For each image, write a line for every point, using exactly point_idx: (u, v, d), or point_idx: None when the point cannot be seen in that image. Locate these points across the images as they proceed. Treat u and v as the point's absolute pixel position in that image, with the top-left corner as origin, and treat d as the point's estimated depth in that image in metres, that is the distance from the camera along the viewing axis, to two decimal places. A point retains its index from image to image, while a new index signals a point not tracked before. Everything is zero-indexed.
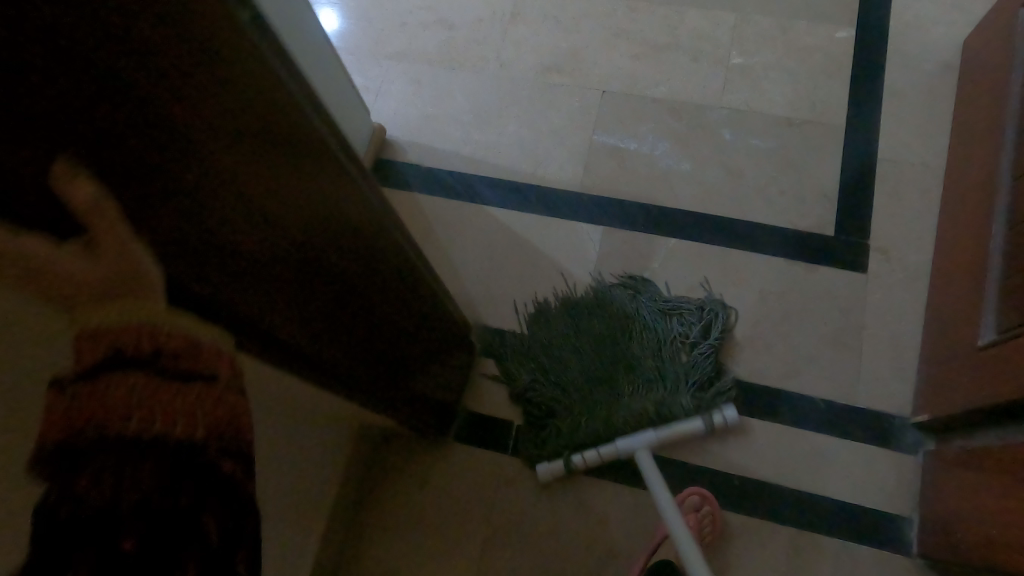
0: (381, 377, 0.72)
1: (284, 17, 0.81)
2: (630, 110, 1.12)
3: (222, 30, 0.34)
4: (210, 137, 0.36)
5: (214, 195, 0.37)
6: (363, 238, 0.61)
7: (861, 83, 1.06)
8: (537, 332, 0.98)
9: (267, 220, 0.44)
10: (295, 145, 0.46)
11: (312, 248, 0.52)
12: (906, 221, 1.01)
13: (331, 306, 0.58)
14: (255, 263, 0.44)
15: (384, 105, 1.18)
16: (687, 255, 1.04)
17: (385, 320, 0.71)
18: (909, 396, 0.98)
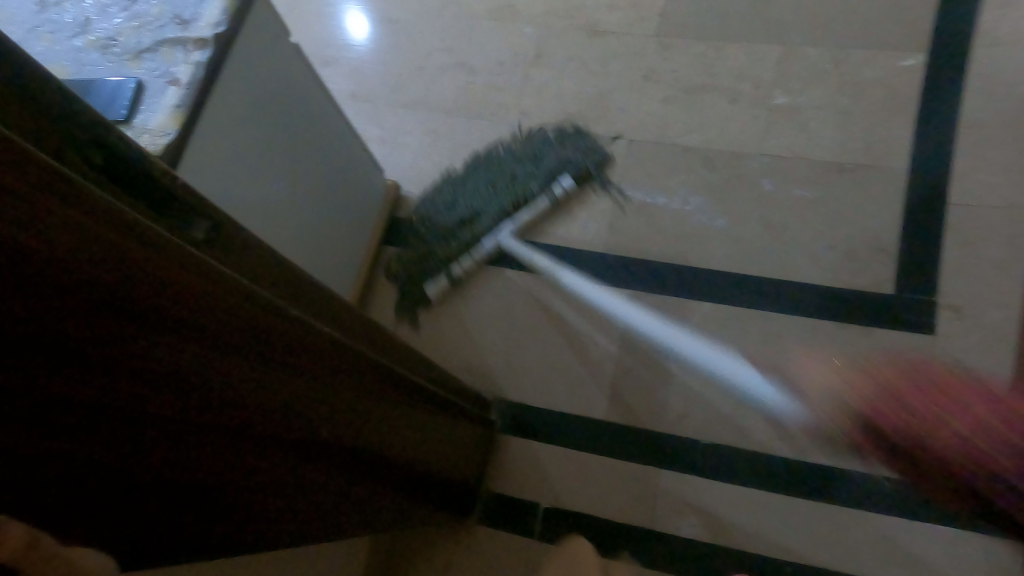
0: (399, 502, 0.71)
1: (291, 127, 0.85)
2: (660, 160, 1.02)
3: (147, 276, 0.32)
4: (185, 399, 0.37)
5: (200, 445, 0.39)
6: (368, 387, 0.59)
7: (925, 122, 0.95)
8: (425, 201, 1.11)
9: (266, 434, 0.45)
10: (297, 348, 0.47)
11: (299, 430, 0.49)
12: (979, 277, 0.90)
13: (335, 468, 0.56)
14: (220, 480, 0.42)
15: (400, 160, 1.16)
16: (722, 323, 0.96)
17: (404, 449, 0.69)
18: None
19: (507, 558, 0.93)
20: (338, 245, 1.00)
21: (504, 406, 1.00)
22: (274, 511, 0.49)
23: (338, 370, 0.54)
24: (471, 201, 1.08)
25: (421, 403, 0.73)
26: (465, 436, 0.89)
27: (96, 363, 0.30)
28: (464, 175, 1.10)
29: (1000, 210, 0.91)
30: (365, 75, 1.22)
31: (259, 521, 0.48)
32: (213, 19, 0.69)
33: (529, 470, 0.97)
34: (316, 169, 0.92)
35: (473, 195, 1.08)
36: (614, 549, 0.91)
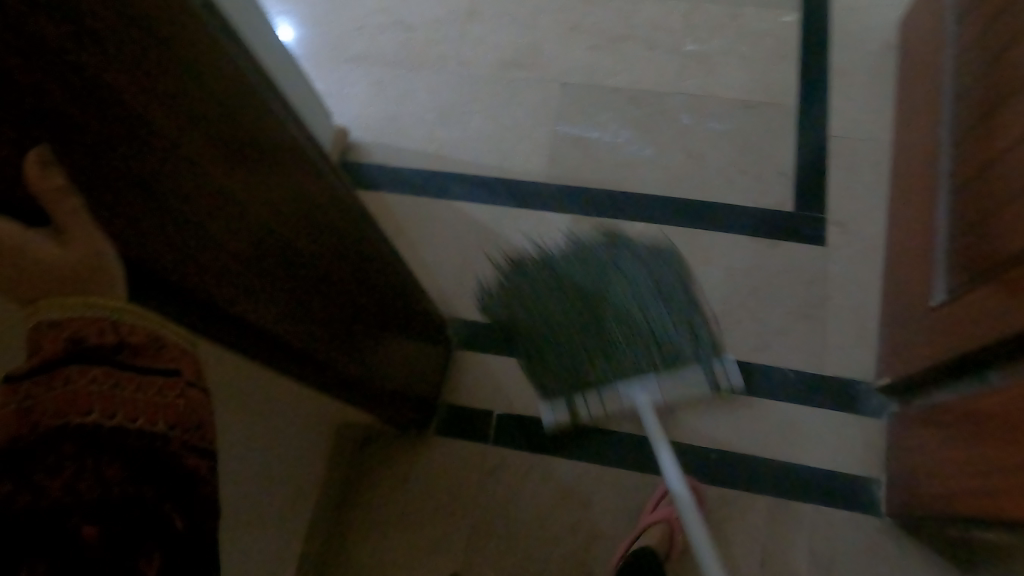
0: (362, 374, 0.75)
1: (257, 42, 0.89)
2: (590, 102, 1.13)
3: (183, 30, 0.36)
4: (203, 149, 0.39)
5: (211, 205, 0.41)
6: (339, 236, 0.64)
7: (806, 67, 1.13)
8: (507, 290, 0.96)
9: (259, 231, 0.47)
10: (279, 162, 0.50)
11: (290, 247, 0.53)
12: (858, 195, 1.07)
13: (315, 304, 0.60)
14: (233, 259, 0.44)
15: (346, 109, 1.20)
16: (653, 241, 1.06)
17: (366, 314, 0.74)
18: (871, 360, 1.01)
19: (463, 467, 0.96)
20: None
21: (458, 324, 1.05)
22: (266, 324, 0.50)
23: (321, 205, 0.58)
24: (594, 317, 0.91)
25: (381, 279, 0.78)
26: (415, 344, 0.92)
27: (137, 75, 0.33)
28: (592, 271, 0.95)
29: (870, 137, 1.09)
30: (308, 32, 1.26)
31: (253, 326, 0.49)
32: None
33: (482, 381, 1.01)
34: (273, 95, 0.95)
35: (585, 300, 0.92)
36: (559, 448, 0.97)
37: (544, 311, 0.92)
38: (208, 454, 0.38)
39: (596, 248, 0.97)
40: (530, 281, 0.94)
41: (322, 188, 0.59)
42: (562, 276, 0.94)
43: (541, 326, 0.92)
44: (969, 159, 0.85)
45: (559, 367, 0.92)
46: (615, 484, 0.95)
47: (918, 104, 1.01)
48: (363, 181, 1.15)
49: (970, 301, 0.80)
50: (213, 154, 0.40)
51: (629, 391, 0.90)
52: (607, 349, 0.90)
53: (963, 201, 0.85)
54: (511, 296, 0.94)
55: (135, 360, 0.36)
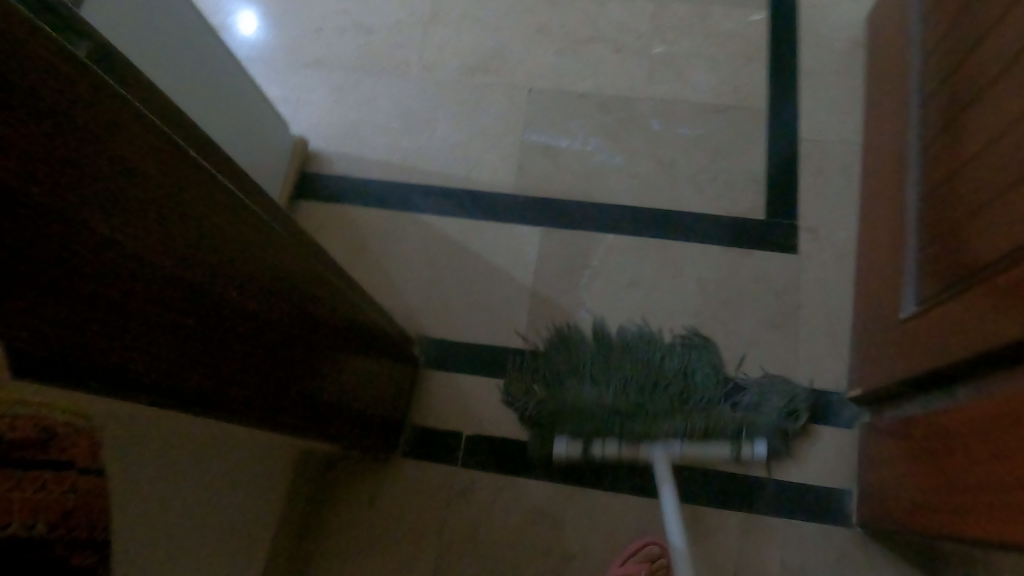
0: (316, 412, 0.72)
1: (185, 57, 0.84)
2: (557, 108, 1.10)
3: (21, 61, 0.34)
4: (55, 188, 0.36)
5: (106, 263, 0.40)
6: (284, 276, 0.61)
7: (776, 69, 1.10)
8: (552, 354, 1.00)
9: (174, 285, 0.46)
10: (209, 209, 0.49)
11: (212, 292, 0.50)
12: (828, 201, 1.05)
13: (251, 349, 0.57)
14: (125, 304, 0.42)
15: (304, 117, 1.15)
16: (623, 253, 1.04)
17: (321, 351, 0.71)
18: (842, 368, 1.00)
19: (432, 490, 0.94)
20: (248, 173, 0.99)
21: (425, 342, 1.02)
22: (184, 379, 0.49)
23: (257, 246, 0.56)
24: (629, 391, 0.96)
25: (337, 312, 0.75)
26: (385, 373, 0.90)
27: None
28: (645, 357, 0.99)
29: (841, 140, 1.07)
30: (261, 35, 1.21)
31: (168, 382, 0.48)
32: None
33: (450, 401, 0.99)
34: (213, 111, 0.90)
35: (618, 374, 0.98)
36: (531, 467, 0.95)
37: (611, 403, 0.95)
38: (97, 548, 0.36)
39: (656, 351, 0.99)
40: (590, 357, 0.99)
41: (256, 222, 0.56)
42: (619, 355, 0.99)
43: (589, 371, 0.98)
44: (938, 167, 0.83)
45: (597, 420, 0.94)
46: (585, 502, 0.93)
47: (886, 107, 0.99)
48: (323, 193, 1.10)
49: (937, 314, 0.79)
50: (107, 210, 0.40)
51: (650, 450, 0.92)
52: (638, 416, 0.94)
53: (931, 212, 0.83)
54: (553, 355, 0.99)
55: (20, 455, 0.32)
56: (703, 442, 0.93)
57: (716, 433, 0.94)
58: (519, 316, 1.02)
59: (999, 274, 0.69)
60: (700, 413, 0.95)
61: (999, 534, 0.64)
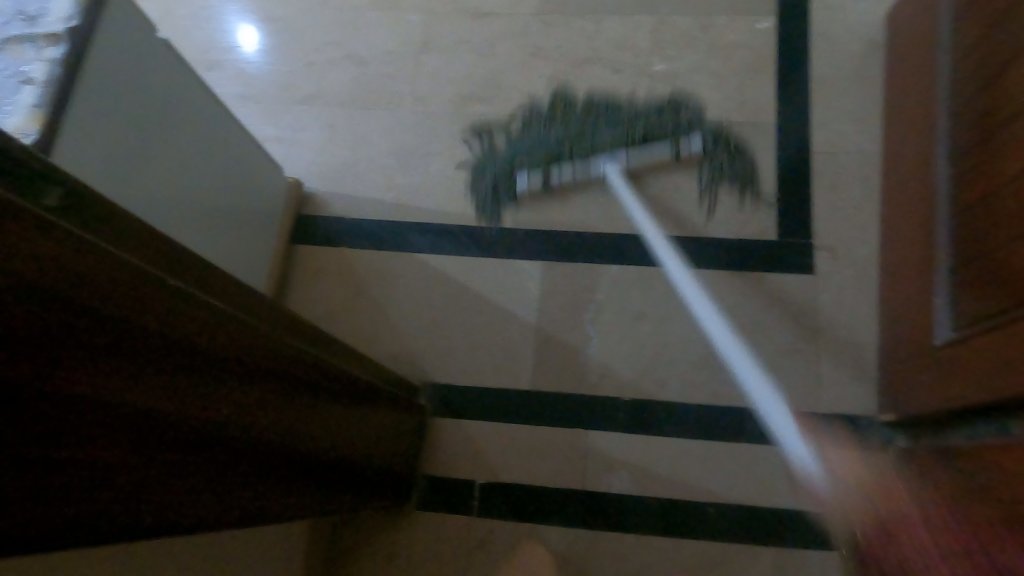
0: (332, 487, 0.71)
1: (179, 116, 0.81)
2: (556, 134, 1.06)
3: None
4: (24, 381, 0.34)
5: (123, 419, 0.41)
6: (279, 367, 0.59)
7: (785, 79, 1.05)
8: (523, 110, 1.07)
9: (187, 412, 0.47)
10: (203, 325, 0.49)
11: (207, 414, 0.49)
12: (846, 217, 1.00)
13: (258, 451, 0.56)
14: (121, 462, 0.41)
15: (298, 158, 1.12)
16: (632, 284, 1.00)
17: (329, 425, 0.70)
18: (869, 394, 0.96)
19: (449, 541, 0.92)
20: (247, 225, 0.97)
21: (433, 389, 0.99)
22: (209, 501, 0.51)
23: (246, 348, 0.54)
24: (580, 133, 1.03)
25: (340, 381, 0.73)
26: (399, 425, 0.90)
27: None
28: (597, 115, 1.04)
29: (859, 152, 1.01)
30: (252, 74, 1.17)
31: (197, 504, 0.49)
32: (63, 13, 0.64)
33: (463, 447, 0.97)
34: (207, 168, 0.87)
35: (580, 141, 1.03)
36: (548, 513, 0.93)
37: (572, 142, 1.03)
38: None
39: (613, 98, 1.05)
40: (558, 112, 1.05)
41: (237, 322, 0.54)
42: (582, 106, 1.05)
43: (548, 123, 1.05)
44: (970, 186, 0.78)
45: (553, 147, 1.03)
46: (607, 545, 0.91)
47: (910, 118, 0.93)
48: (322, 237, 1.08)
49: (973, 347, 0.74)
50: (114, 367, 0.40)
51: (598, 163, 1.01)
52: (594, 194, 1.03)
53: (964, 234, 0.78)
54: (526, 119, 1.06)
55: None
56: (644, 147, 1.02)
57: (655, 138, 1.02)
58: (528, 354, 1.00)
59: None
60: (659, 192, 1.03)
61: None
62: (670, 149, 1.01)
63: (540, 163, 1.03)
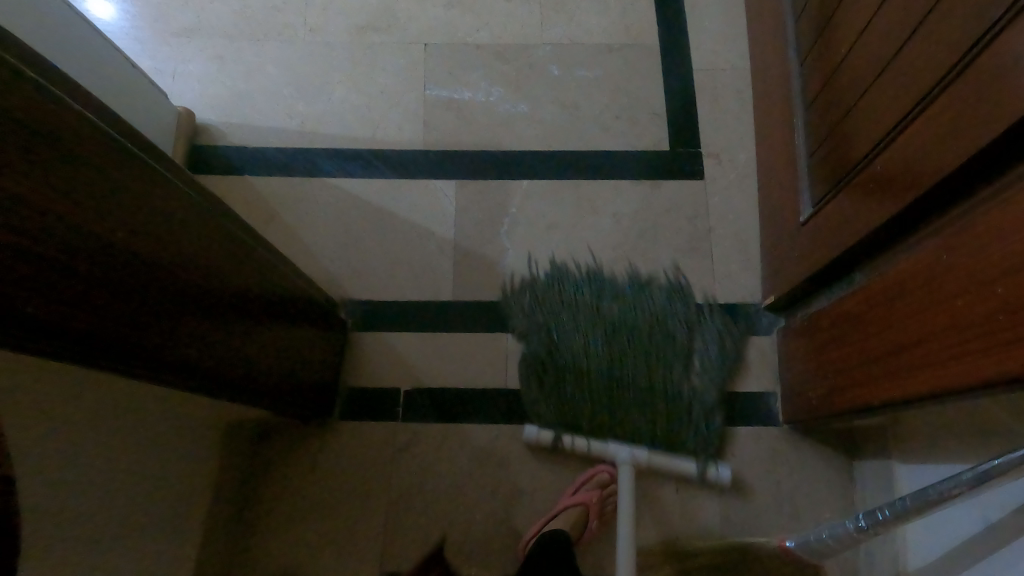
0: (250, 379, 0.72)
1: (59, 29, 0.79)
2: (456, 60, 1.10)
3: None
4: None
5: (63, 241, 0.46)
6: (202, 246, 0.63)
7: (664, 6, 1.14)
8: (533, 288, 1.02)
9: (125, 259, 0.52)
10: (150, 197, 0.55)
11: (129, 256, 0.52)
12: (726, 125, 1.10)
13: (179, 312, 0.59)
14: (37, 259, 0.43)
15: (185, 90, 1.09)
16: (539, 197, 1.06)
17: (250, 319, 0.71)
18: (755, 281, 1.04)
19: (371, 450, 0.93)
20: None
21: (353, 306, 1.00)
22: (128, 338, 0.52)
23: (169, 216, 0.57)
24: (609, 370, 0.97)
25: (262, 279, 0.75)
26: (331, 351, 0.93)
27: None
28: (643, 359, 0.98)
29: (730, 68, 1.12)
30: (122, 9, 1.13)
31: (134, 350, 0.53)
32: None
33: (383, 360, 0.98)
34: (94, 85, 0.85)
35: (614, 368, 0.97)
36: (471, 412, 0.96)
37: (597, 387, 0.96)
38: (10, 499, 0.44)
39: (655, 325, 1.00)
40: (584, 321, 1.00)
41: (167, 191, 0.57)
42: (614, 313, 1.01)
43: (562, 312, 1.00)
44: (815, 73, 0.89)
45: (571, 359, 0.97)
46: (528, 438, 0.95)
47: (766, 30, 1.05)
48: (225, 168, 1.06)
49: (827, 210, 0.84)
50: (60, 193, 0.45)
51: (614, 445, 0.92)
52: (610, 425, 0.95)
53: (814, 117, 0.89)
54: (541, 304, 1.01)
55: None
56: (672, 454, 0.94)
57: (676, 436, 0.96)
58: (443, 267, 1.03)
59: (875, 161, 0.74)
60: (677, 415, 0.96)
61: (907, 390, 0.69)
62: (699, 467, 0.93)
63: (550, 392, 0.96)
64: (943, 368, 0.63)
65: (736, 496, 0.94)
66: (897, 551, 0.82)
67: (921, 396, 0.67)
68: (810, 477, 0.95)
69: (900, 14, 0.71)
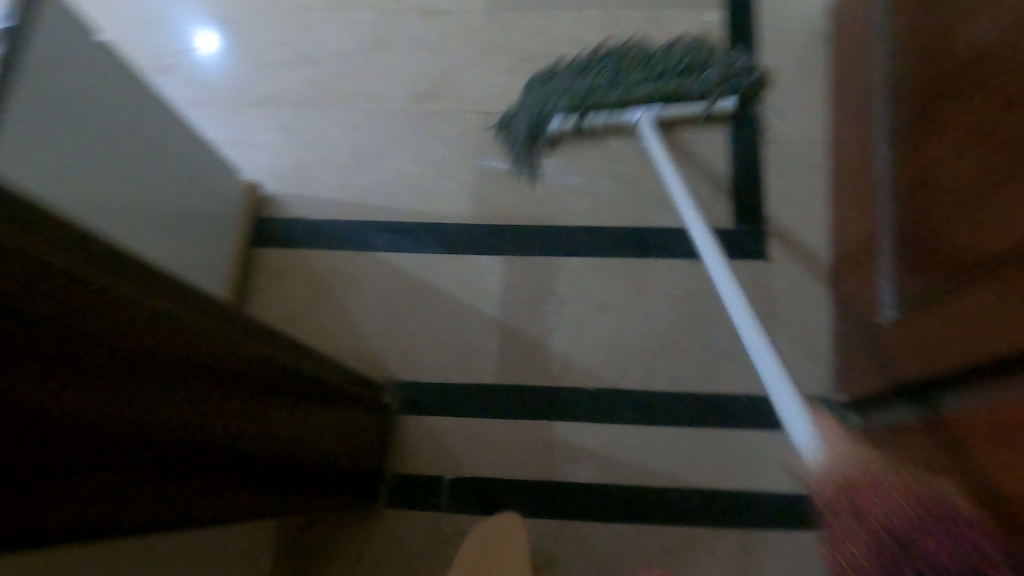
0: (297, 486, 0.73)
1: (138, 130, 0.79)
2: (512, 129, 1.07)
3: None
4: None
5: (67, 430, 0.42)
6: (254, 375, 0.63)
7: (736, 72, 1.08)
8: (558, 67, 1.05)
9: (140, 420, 0.48)
10: (204, 351, 0.55)
11: (178, 416, 0.52)
12: (797, 202, 1.03)
13: (224, 449, 0.59)
14: (84, 455, 0.44)
15: (253, 160, 1.10)
16: (592, 276, 1.01)
17: (297, 427, 0.72)
18: (825, 374, 0.97)
19: (414, 542, 0.92)
20: (202, 253, 0.95)
21: (397, 386, 0.99)
22: (171, 496, 0.53)
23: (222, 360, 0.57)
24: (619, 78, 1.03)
25: (310, 384, 0.75)
26: (365, 434, 0.90)
27: None
28: (652, 63, 1.04)
29: (805, 139, 1.04)
30: (202, 75, 1.15)
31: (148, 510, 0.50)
32: None
33: (428, 443, 0.97)
34: (165, 178, 0.85)
35: (631, 70, 1.03)
36: (516, 505, 0.93)
37: (616, 77, 1.04)
38: None
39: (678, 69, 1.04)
40: (602, 63, 1.05)
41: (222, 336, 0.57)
42: (630, 51, 1.05)
43: (586, 78, 1.04)
44: (907, 167, 0.80)
45: (591, 89, 1.03)
46: (576, 535, 0.92)
47: (857, 102, 0.96)
48: (279, 239, 1.07)
49: (912, 324, 0.76)
50: (60, 380, 0.41)
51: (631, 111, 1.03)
52: (622, 94, 1.02)
53: (903, 213, 0.81)
54: (560, 75, 1.05)
55: None
56: (680, 103, 1.04)
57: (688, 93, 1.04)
58: (491, 348, 1.00)
59: (977, 285, 0.64)
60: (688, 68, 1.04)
61: None
62: (704, 108, 1.04)
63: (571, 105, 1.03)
64: None
65: None
66: None
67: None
68: None
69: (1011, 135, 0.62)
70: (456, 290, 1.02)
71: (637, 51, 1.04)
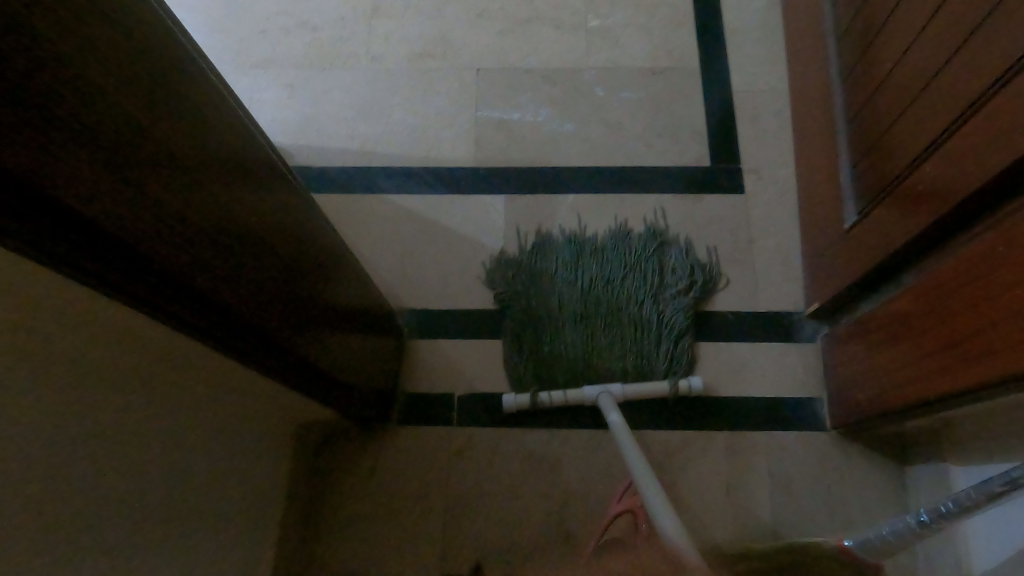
0: (335, 380, 0.76)
1: None
2: (506, 83, 1.17)
3: (164, 57, 0.40)
4: (177, 151, 0.41)
5: (192, 196, 0.43)
6: (313, 252, 0.67)
7: (704, 33, 1.21)
8: (515, 290, 1.04)
9: (234, 214, 0.48)
10: (286, 209, 0.59)
11: (271, 254, 0.56)
12: (764, 143, 1.15)
13: (297, 305, 0.62)
14: (217, 252, 0.47)
15: (260, 115, 1.17)
16: (587, 210, 1.10)
17: (341, 317, 0.75)
18: (797, 291, 1.07)
19: (430, 452, 0.97)
20: None
21: (408, 314, 1.05)
22: (263, 326, 0.55)
23: (294, 223, 0.61)
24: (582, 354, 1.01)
25: (348, 283, 0.79)
26: (367, 339, 0.85)
27: (134, 92, 0.37)
28: (603, 280, 1.06)
29: (766, 89, 1.18)
30: (208, 37, 1.22)
31: (217, 298, 0.48)
32: None
33: (437, 365, 1.02)
34: None
35: (594, 325, 1.03)
36: (523, 417, 0.99)
37: (574, 347, 1.01)
38: None
39: (636, 303, 1.04)
40: (553, 272, 1.06)
41: (293, 200, 0.61)
42: (579, 249, 1.07)
43: (542, 306, 1.04)
44: (854, 87, 0.93)
45: (555, 358, 1.01)
46: (580, 443, 0.97)
47: (809, 48, 1.09)
48: None
49: (869, 218, 0.86)
50: (209, 174, 0.45)
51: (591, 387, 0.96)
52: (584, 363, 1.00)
53: (855, 127, 0.92)
54: (515, 306, 1.03)
55: None
56: (642, 382, 0.99)
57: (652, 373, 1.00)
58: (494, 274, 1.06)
59: (931, 154, 0.74)
60: (631, 270, 1.06)
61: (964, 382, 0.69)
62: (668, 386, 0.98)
63: (532, 377, 0.99)
64: (987, 359, 0.65)
65: (785, 502, 0.96)
66: (950, 552, 0.81)
67: (968, 390, 0.68)
68: (861, 480, 0.96)
69: (935, 42, 0.74)
70: (460, 228, 1.09)
71: (581, 278, 1.05)
